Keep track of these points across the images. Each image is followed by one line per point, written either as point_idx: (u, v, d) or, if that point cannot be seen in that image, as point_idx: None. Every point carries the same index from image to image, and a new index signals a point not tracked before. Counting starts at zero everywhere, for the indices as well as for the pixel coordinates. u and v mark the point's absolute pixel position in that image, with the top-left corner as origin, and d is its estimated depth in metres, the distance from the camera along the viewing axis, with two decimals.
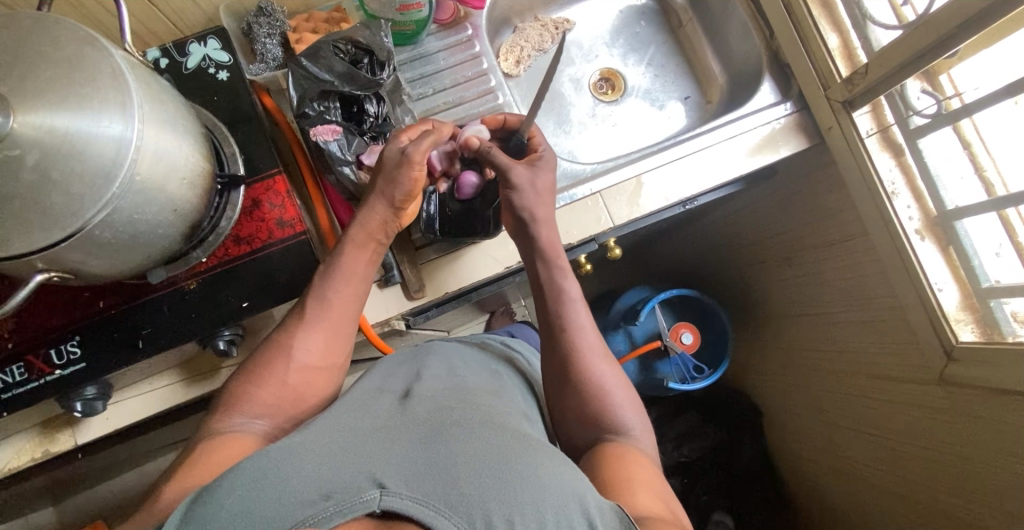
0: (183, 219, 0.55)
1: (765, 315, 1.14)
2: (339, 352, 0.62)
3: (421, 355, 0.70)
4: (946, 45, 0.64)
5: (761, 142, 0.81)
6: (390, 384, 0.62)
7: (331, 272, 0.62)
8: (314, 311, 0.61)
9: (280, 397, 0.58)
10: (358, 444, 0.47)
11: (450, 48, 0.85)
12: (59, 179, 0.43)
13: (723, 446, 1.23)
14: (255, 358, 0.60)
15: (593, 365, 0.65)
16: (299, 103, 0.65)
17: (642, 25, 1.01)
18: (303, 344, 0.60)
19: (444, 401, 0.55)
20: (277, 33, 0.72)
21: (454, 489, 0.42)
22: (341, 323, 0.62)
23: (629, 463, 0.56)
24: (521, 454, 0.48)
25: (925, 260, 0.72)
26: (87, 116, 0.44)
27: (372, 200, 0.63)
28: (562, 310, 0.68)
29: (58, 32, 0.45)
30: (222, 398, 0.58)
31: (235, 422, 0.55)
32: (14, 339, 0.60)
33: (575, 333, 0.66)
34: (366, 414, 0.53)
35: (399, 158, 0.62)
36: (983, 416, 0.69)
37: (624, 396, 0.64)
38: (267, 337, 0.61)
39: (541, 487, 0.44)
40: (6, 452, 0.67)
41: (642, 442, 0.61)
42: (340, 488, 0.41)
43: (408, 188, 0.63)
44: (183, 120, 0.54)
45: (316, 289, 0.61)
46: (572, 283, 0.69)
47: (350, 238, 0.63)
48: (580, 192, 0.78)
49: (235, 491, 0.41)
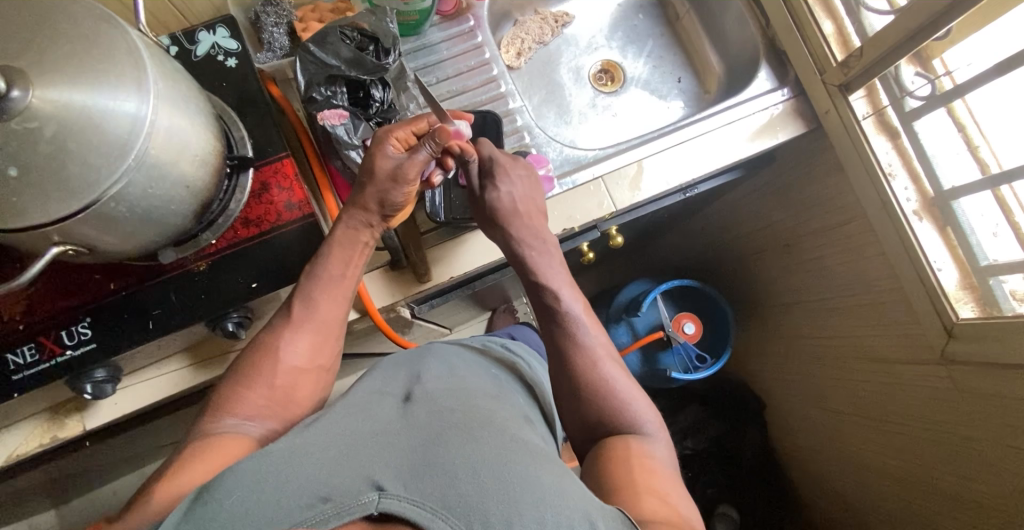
0: (195, 197, 0.56)
1: (766, 305, 1.14)
2: (326, 353, 0.65)
3: (420, 356, 0.71)
4: (938, 25, 0.66)
5: (759, 128, 0.82)
6: (391, 388, 0.63)
7: (315, 278, 0.63)
8: (303, 316, 0.64)
9: (270, 398, 0.61)
10: (356, 450, 0.47)
11: (452, 39, 0.87)
12: (76, 150, 0.44)
13: (723, 437, 1.25)
14: (242, 362, 0.62)
15: (600, 365, 0.66)
16: (307, 88, 0.66)
17: (640, 17, 1.03)
18: (290, 347, 0.63)
19: (443, 405, 0.55)
20: (284, 22, 0.74)
21: (451, 490, 0.42)
22: (329, 326, 0.65)
23: (638, 466, 0.56)
24: (518, 457, 0.48)
25: (923, 239, 0.73)
26: (105, 91, 0.45)
27: (357, 209, 0.64)
28: (557, 321, 0.68)
29: (76, 11, 0.46)
30: (215, 396, 0.60)
31: (227, 423, 0.57)
32: (25, 322, 0.61)
33: (581, 341, 0.67)
34: (367, 420, 0.53)
35: (394, 170, 0.62)
36: (982, 391, 0.70)
37: (634, 394, 0.65)
38: (254, 341, 0.64)
39: (530, 486, 0.44)
40: (16, 437, 0.68)
41: (654, 439, 0.62)
42: (339, 492, 0.41)
43: (402, 200, 0.64)
44: (195, 100, 0.55)
45: (301, 294, 0.63)
46: (567, 291, 0.69)
47: (340, 240, 0.64)
48: (582, 177, 0.79)
49: (231, 498, 0.41)
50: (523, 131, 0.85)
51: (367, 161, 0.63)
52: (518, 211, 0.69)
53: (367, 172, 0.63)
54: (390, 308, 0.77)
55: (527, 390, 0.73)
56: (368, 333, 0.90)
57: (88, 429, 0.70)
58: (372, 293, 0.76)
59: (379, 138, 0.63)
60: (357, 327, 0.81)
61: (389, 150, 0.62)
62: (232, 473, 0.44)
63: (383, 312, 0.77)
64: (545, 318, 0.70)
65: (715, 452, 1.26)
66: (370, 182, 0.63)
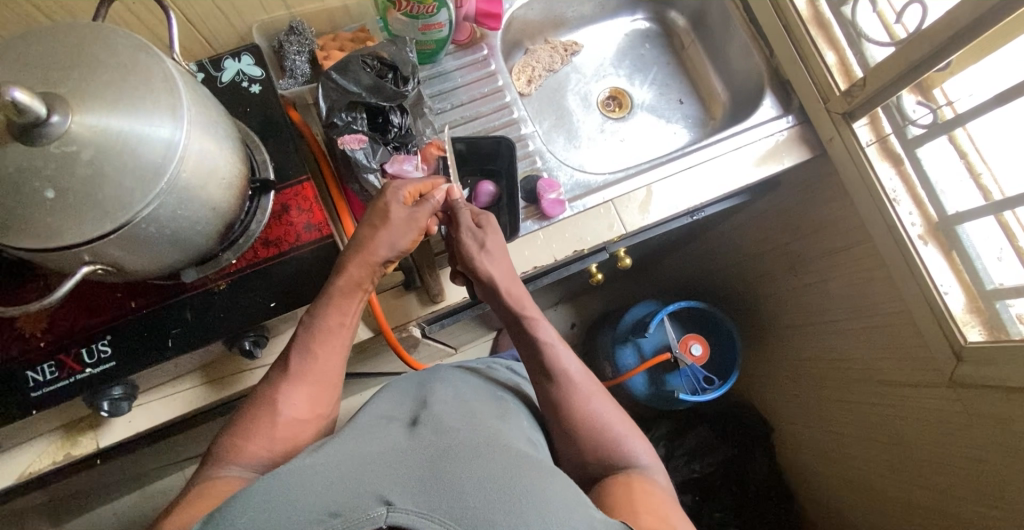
0: (220, 218, 0.58)
1: (772, 326, 1.15)
2: (326, 400, 0.63)
3: (428, 380, 0.72)
4: (938, 56, 0.68)
5: (765, 154, 0.84)
6: (397, 412, 0.63)
7: (313, 327, 0.62)
8: (302, 366, 0.62)
9: (271, 449, 0.58)
10: (365, 464, 0.47)
11: (466, 67, 0.90)
12: (113, 174, 0.46)
13: (732, 461, 1.23)
14: (243, 412, 0.60)
15: (589, 399, 0.66)
16: (329, 113, 0.68)
17: (646, 47, 1.07)
18: (289, 399, 0.60)
19: (449, 425, 0.56)
20: (306, 50, 0.77)
21: (458, 502, 0.43)
22: (328, 376, 0.63)
23: (636, 489, 0.58)
24: (525, 470, 0.48)
25: (929, 263, 0.74)
26: (141, 116, 0.47)
27: (357, 256, 0.62)
28: (540, 360, 0.68)
29: (115, 41, 0.49)
30: (216, 447, 0.58)
31: (229, 471, 0.56)
32: (47, 339, 0.62)
33: (567, 380, 0.67)
34: (374, 439, 0.54)
35: (408, 218, 0.63)
36: (991, 414, 0.70)
37: (628, 428, 0.66)
38: (254, 393, 0.61)
39: (538, 500, 0.45)
40: (29, 455, 0.69)
41: (651, 471, 0.63)
42: (348, 507, 0.42)
43: (405, 245, 0.64)
44: (223, 125, 0.57)
45: (300, 342, 0.62)
46: (546, 328, 0.70)
47: (338, 289, 0.62)
48: (593, 201, 0.81)
49: (245, 514, 0.42)
50: (534, 155, 0.87)
51: (377, 210, 0.63)
52: (500, 256, 0.69)
53: (376, 217, 0.63)
54: (403, 328, 0.78)
55: (534, 411, 0.73)
56: (379, 352, 0.90)
57: (101, 447, 0.71)
58: (385, 313, 0.76)
59: (389, 191, 0.63)
60: (370, 346, 0.82)
61: (398, 199, 0.63)
62: (247, 493, 0.45)
63: (397, 332, 0.78)
64: (527, 356, 0.70)
65: (726, 476, 1.23)
66: (368, 231, 0.62)
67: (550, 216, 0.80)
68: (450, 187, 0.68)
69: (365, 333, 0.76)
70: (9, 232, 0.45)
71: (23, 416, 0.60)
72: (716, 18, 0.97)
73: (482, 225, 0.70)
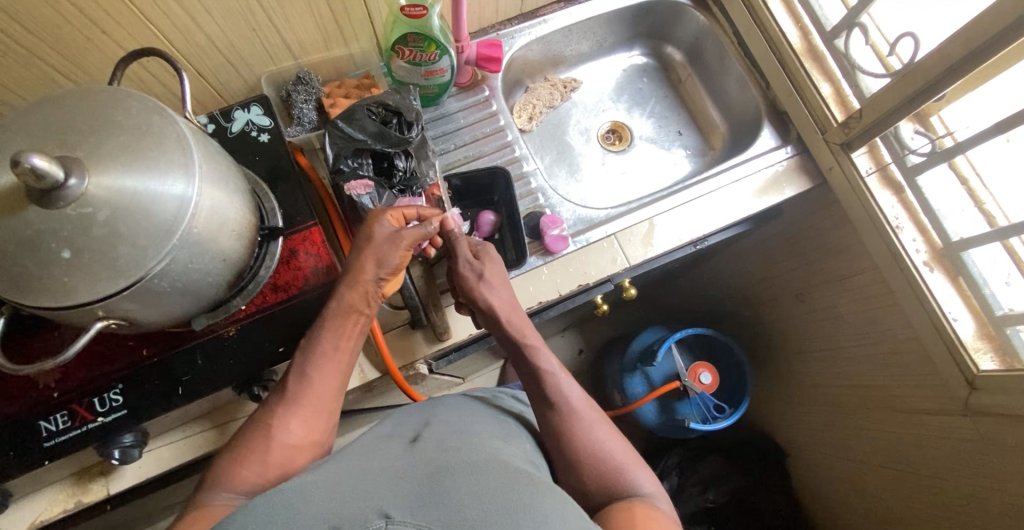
0: (229, 268, 0.59)
1: (782, 352, 1.14)
2: (320, 428, 0.61)
3: (430, 405, 0.71)
4: (933, 89, 0.69)
5: (766, 185, 0.86)
6: (400, 431, 0.63)
7: (309, 350, 0.61)
8: (297, 390, 0.60)
9: (264, 475, 0.56)
10: (366, 481, 0.47)
11: (469, 108, 0.93)
12: (127, 233, 0.47)
13: (746, 489, 1.20)
14: (238, 439, 0.58)
15: (592, 427, 0.65)
16: (335, 160, 0.71)
17: (644, 81, 1.09)
18: (285, 424, 0.58)
19: (449, 445, 0.56)
20: (313, 99, 0.81)
21: (454, 515, 0.42)
22: (324, 401, 0.61)
23: (639, 514, 0.55)
24: (520, 486, 0.48)
25: (937, 291, 0.74)
26: (155, 176, 0.48)
27: (352, 280, 0.62)
28: (546, 385, 0.68)
29: (130, 103, 0.50)
30: (212, 470, 0.57)
31: (221, 497, 0.54)
32: (59, 390, 0.62)
33: (570, 410, 0.66)
34: (375, 457, 0.54)
35: (391, 236, 0.64)
36: (1008, 442, 0.68)
37: (625, 456, 0.64)
38: (250, 417, 0.60)
39: (540, 515, 0.44)
40: (40, 502, 0.69)
41: (655, 498, 0.60)
42: (347, 520, 0.41)
43: (396, 264, 0.64)
44: (233, 178, 0.59)
45: (297, 367, 0.61)
46: (547, 356, 0.71)
47: (333, 311, 0.62)
48: (595, 235, 0.82)
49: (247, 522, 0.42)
50: (537, 193, 0.89)
51: (363, 234, 0.64)
52: (495, 289, 0.70)
53: (364, 239, 0.64)
54: (410, 367, 0.77)
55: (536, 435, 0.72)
56: (386, 390, 0.91)
57: (111, 494, 0.71)
58: (393, 353, 0.77)
59: (376, 213, 0.65)
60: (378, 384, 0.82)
61: (387, 222, 0.65)
62: (250, 508, 0.45)
63: (404, 371, 0.77)
64: (529, 384, 0.70)
65: (741, 506, 1.20)
66: (365, 249, 0.63)
67: (554, 252, 0.81)
68: (443, 218, 0.69)
69: (372, 373, 0.76)
70: (27, 292, 0.47)
71: (34, 466, 0.60)
72: (713, 52, 1.00)
73: (481, 257, 0.72)
